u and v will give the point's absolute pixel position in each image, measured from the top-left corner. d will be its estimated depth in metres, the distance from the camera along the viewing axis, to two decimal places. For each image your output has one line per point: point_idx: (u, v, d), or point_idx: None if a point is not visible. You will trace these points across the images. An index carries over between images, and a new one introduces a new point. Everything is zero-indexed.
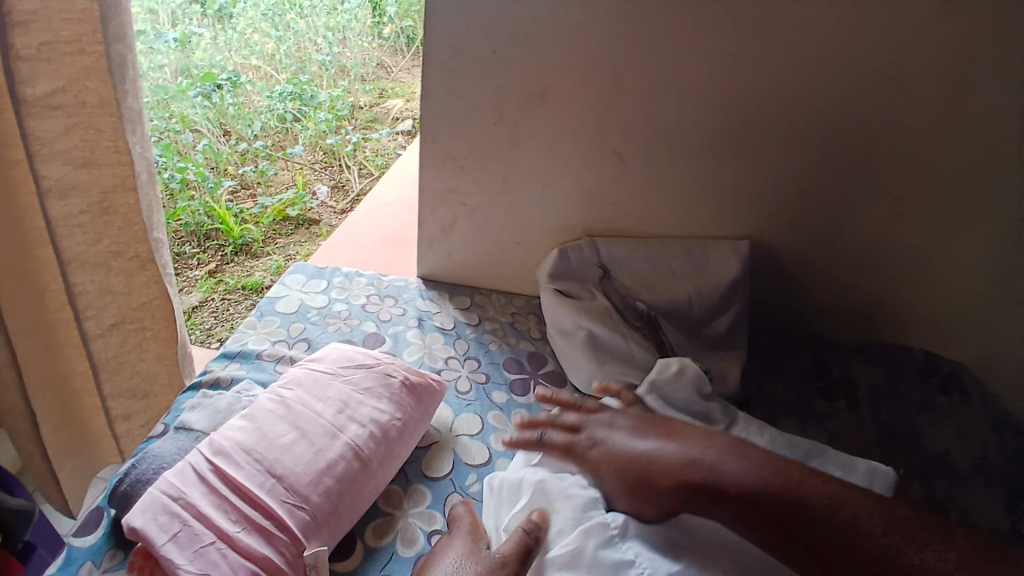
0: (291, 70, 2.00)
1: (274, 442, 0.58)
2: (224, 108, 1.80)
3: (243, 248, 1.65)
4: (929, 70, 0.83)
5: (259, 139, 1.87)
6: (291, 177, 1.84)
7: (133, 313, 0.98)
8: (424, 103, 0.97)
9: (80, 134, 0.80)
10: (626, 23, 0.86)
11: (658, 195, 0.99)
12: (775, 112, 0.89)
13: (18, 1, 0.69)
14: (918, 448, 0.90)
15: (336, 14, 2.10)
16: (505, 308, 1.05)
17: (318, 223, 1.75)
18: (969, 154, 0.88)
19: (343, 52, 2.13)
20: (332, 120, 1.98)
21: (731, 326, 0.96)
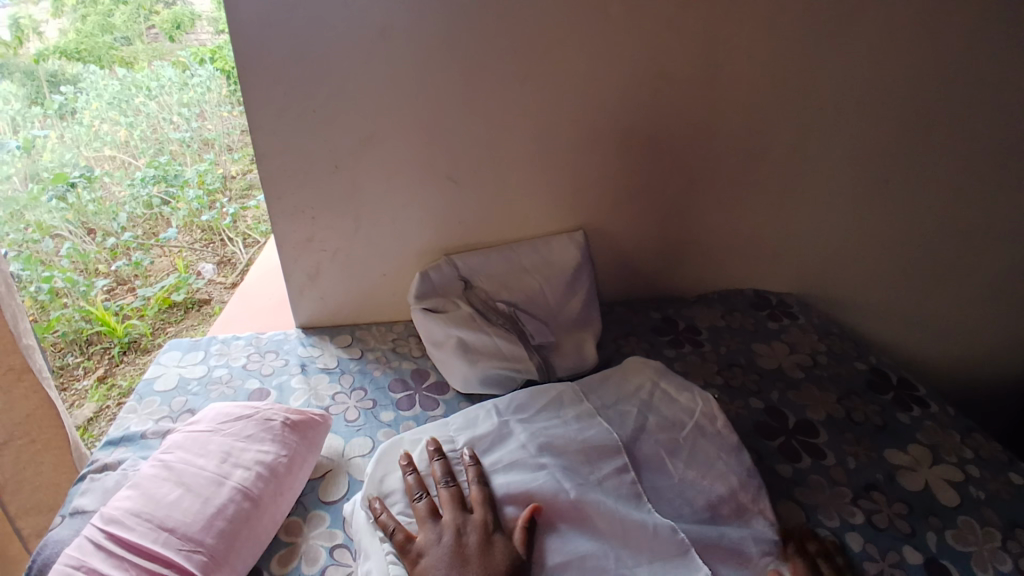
0: (149, 153, 2.02)
1: (162, 501, 0.66)
2: (83, 207, 1.74)
3: (131, 345, 1.63)
4: (680, 57, 1.00)
5: (128, 230, 1.86)
6: (170, 263, 1.87)
7: (17, 431, 0.99)
8: (262, 165, 1.04)
9: None
10: (425, 64, 0.97)
11: (496, 204, 1.11)
12: (569, 116, 1.03)
13: None
14: (755, 367, 1.05)
15: (187, 90, 2.11)
16: (385, 335, 1.13)
17: (209, 302, 1.80)
18: (733, 118, 1.06)
19: (204, 124, 2.15)
20: (203, 196, 2.04)
21: (583, 304, 1.08)
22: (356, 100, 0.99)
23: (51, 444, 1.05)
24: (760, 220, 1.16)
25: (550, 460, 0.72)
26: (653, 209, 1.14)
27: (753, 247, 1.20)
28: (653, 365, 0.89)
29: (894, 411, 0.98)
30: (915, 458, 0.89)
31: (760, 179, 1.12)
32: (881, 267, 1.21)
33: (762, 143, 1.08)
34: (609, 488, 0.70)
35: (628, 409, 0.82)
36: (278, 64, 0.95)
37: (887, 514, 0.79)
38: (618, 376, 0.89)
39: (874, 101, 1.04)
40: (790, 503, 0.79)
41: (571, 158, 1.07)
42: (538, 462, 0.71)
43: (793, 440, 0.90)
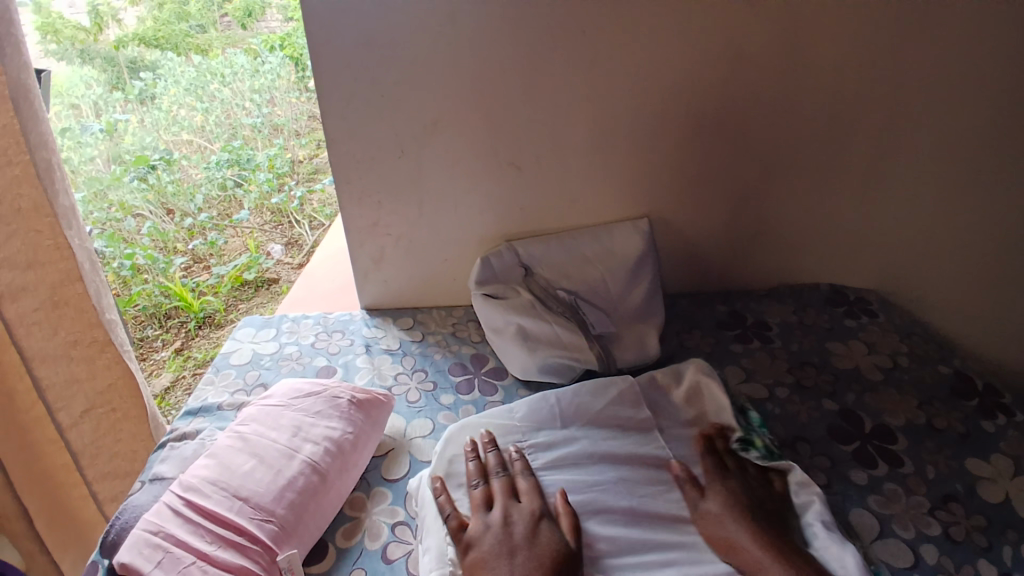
0: (223, 138, 2.08)
1: (237, 471, 0.69)
2: (162, 188, 1.84)
3: (206, 320, 1.71)
4: (756, 40, 0.95)
5: (203, 212, 1.94)
6: (242, 244, 1.92)
7: (101, 398, 1.06)
8: (330, 151, 1.06)
9: (21, 239, 0.87)
10: (491, 49, 0.96)
11: (558, 192, 1.10)
12: (635, 102, 1.01)
13: None
14: (828, 367, 1.00)
15: (258, 76, 2.18)
16: (445, 319, 1.15)
17: (278, 281, 1.84)
18: (811, 104, 1.00)
19: (274, 110, 2.19)
20: (273, 178, 2.06)
21: (646, 296, 1.06)
22: (422, 87, 1.00)
23: (130, 411, 1.11)
24: (835, 212, 1.11)
25: (610, 471, 0.74)
26: (721, 200, 1.10)
27: (826, 242, 1.14)
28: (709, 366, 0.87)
29: (978, 419, 0.91)
30: (998, 470, 0.83)
31: (837, 169, 1.06)
32: (969, 267, 1.13)
33: (841, 130, 1.02)
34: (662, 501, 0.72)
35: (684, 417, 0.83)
36: (347, 51, 0.97)
37: (966, 527, 0.75)
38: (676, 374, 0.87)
39: (970, 87, 0.97)
40: (860, 509, 0.76)
41: (636, 146, 1.05)
42: (600, 471, 0.74)
43: (867, 445, 0.86)
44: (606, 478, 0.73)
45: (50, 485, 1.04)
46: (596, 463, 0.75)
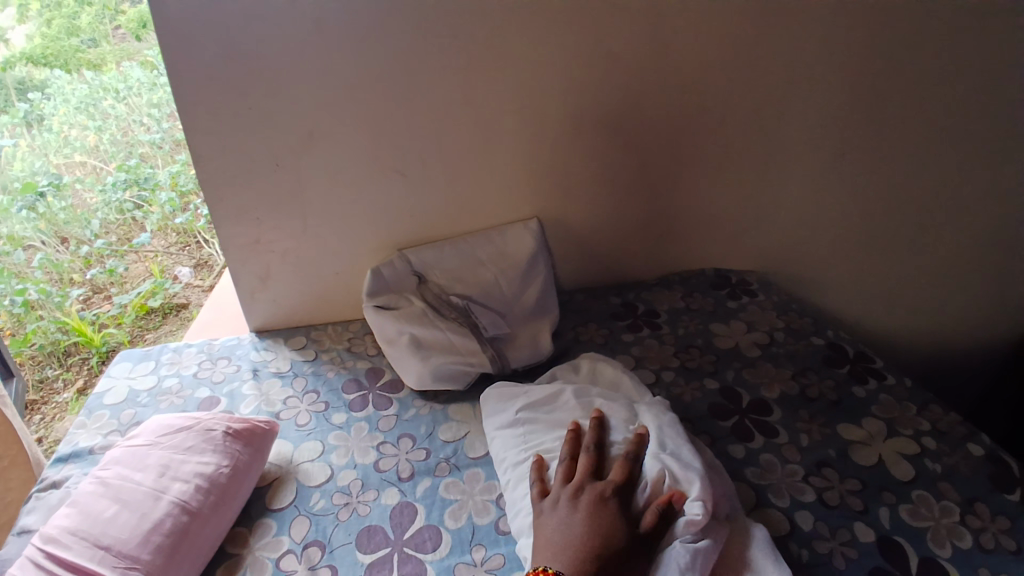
0: (119, 157, 1.93)
1: (97, 518, 0.65)
2: (54, 215, 1.68)
3: (109, 354, 1.61)
4: (624, 39, 0.98)
5: (101, 237, 1.80)
6: (145, 268, 1.83)
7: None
8: (201, 168, 1.01)
9: None
10: (362, 57, 0.94)
11: (447, 197, 1.09)
12: (514, 103, 1.01)
13: None
14: (712, 347, 1.05)
15: (158, 90, 2.04)
16: (341, 334, 1.12)
17: (187, 306, 1.77)
18: (681, 98, 1.04)
19: (174, 125, 2.07)
20: (176, 198, 1.96)
21: (539, 295, 1.07)
22: (294, 96, 0.97)
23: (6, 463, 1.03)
24: (716, 201, 1.16)
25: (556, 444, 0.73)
26: (608, 193, 1.13)
27: (712, 227, 1.19)
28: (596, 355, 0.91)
29: (850, 386, 0.97)
30: (869, 433, 0.89)
31: (713, 160, 1.11)
32: (840, 241, 1.21)
33: (713, 122, 1.07)
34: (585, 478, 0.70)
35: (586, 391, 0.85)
36: (209, 63, 0.92)
37: (839, 491, 0.79)
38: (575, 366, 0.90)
39: (822, 73, 1.03)
40: (740, 481, 0.80)
41: (521, 145, 1.06)
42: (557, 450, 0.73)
43: (746, 419, 0.90)
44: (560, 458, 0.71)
45: None
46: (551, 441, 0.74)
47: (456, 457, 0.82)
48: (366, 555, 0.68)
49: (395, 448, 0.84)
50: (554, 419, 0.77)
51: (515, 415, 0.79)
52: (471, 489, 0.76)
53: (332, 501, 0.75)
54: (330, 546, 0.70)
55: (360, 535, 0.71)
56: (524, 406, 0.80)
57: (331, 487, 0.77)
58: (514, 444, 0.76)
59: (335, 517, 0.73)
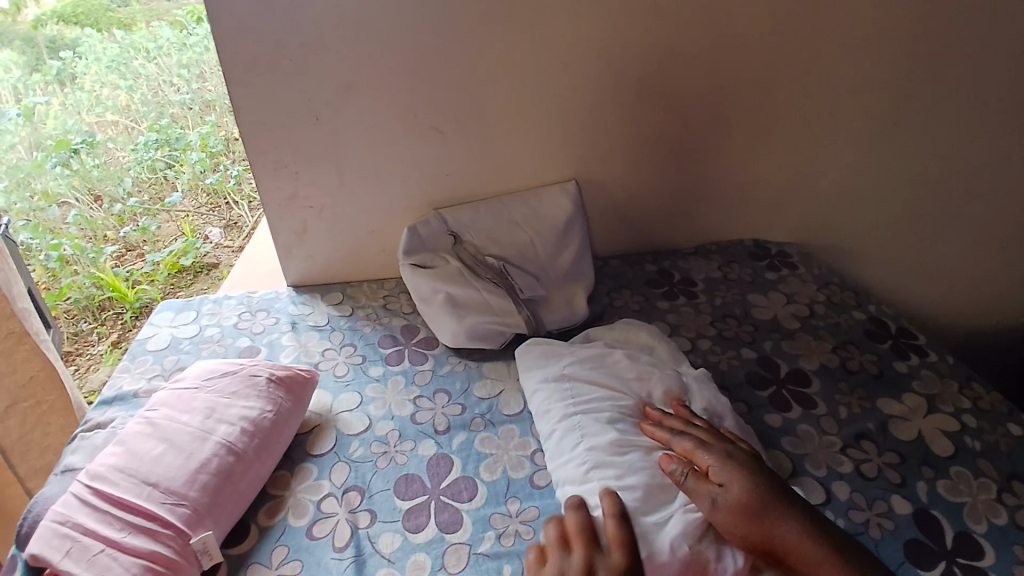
0: (151, 118, 1.94)
1: (146, 456, 0.67)
2: (88, 172, 1.72)
3: (142, 310, 1.65)
4: None
5: (134, 195, 1.83)
6: (178, 228, 1.86)
7: (26, 390, 1.01)
8: (238, 121, 1.01)
9: None
10: (400, 9, 0.93)
11: (484, 157, 1.08)
12: (555, 61, 0.99)
13: None
14: (749, 317, 1.03)
15: (187, 50, 2.00)
16: (376, 292, 1.13)
17: (217, 266, 1.79)
18: (728, 59, 1.01)
19: (205, 86, 2.02)
20: (206, 157, 1.95)
21: (575, 257, 1.06)
22: (332, 49, 0.96)
23: (58, 402, 1.07)
24: (758, 169, 1.13)
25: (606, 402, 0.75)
26: (648, 157, 1.11)
27: (754, 196, 1.16)
28: (637, 330, 0.89)
29: (892, 360, 0.96)
30: (910, 407, 0.87)
31: (757, 126, 1.08)
32: (885, 214, 1.17)
33: (759, 86, 1.04)
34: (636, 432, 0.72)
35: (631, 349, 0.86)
36: (246, 13, 0.92)
37: (877, 462, 0.79)
38: (615, 329, 0.90)
39: (876, 34, 0.99)
40: (777, 448, 0.79)
41: (560, 104, 1.04)
42: (610, 410, 0.74)
43: (784, 390, 0.89)
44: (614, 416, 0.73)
45: None
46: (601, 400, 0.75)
47: (491, 414, 0.82)
48: (404, 502, 0.70)
49: (431, 403, 0.85)
50: (602, 375, 0.79)
51: (562, 369, 0.80)
52: (506, 445, 0.78)
53: (371, 449, 0.77)
54: (369, 492, 0.72)
55: (398, 483, 0.73)
56: (571, 361, 0.81)
57: (369, 436, 0.79)
58: (562, 396, 0.77)
59: (374, 464, 0.75)
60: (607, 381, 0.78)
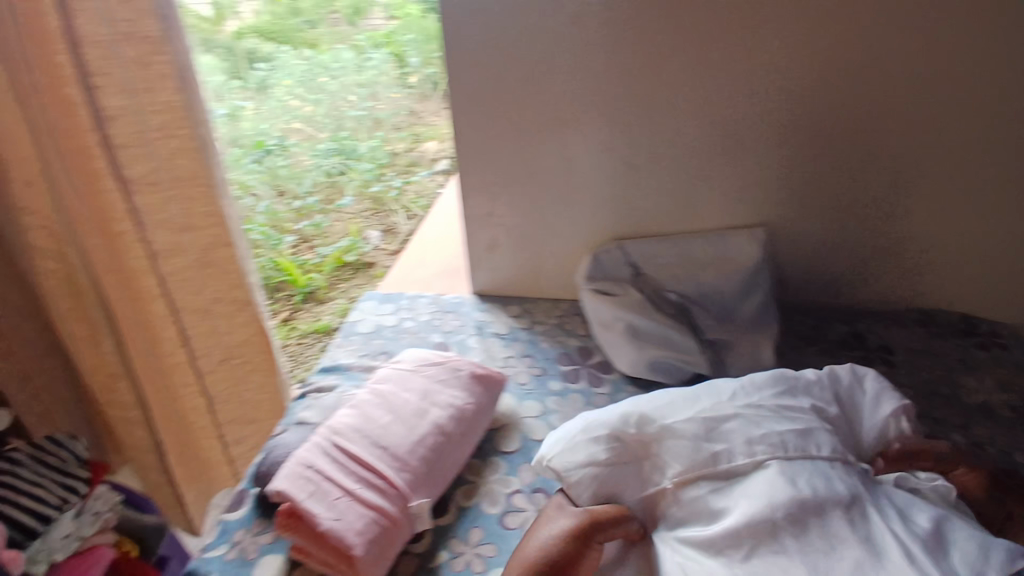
0: (329, 128, 2.45)
1: (376, 422, 0.76)
2: (279, 172, 2.25)
3: (310, 295, 1.95)
4: (887, 53, 0.94)
5: (312, 194, 2.27)
6: (344, 227, 2.13)
7: (237, 349, 1.22)
8: (456, 143, 1.14)
9: (180, 204, 1.05)
10: (614, 53, 1.00)
11: (674, 196, 1.10)
12: (758, 111, 1.01)
13: (109, 100, 0.93)
14: (959, 401, 0.96)
15: (363, 70, 2.54)
16: (551, 310, 1.18)
17: (374, 265, 1.99)
18: (945, 120, 0.97)
19: (376, 104, 2.54)
20: (375, 167, 2.33)
21: (760, 307, 1.05)
22: (543, 84, 1.05)
23: (263, 363, 1.26)
24: (970, 238, 1.05)
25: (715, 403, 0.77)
26: (841, 211, 1.07)
27: (961, 266, 1.07)
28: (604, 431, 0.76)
29: None
30: None
31: (972, 192, 1.01)
32: None
33: (979, 150, 0.98)
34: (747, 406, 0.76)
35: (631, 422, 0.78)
36: (476, 51, 1.05)
37: None
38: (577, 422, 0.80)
39: None
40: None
41: (757, 148, 1.04)
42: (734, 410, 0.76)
43: None
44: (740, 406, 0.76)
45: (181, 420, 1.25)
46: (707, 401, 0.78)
47: None
48: None
49: None
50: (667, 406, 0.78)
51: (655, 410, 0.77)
52: None
53: None
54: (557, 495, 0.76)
55: None
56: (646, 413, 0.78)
57: None
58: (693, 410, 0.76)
59: None
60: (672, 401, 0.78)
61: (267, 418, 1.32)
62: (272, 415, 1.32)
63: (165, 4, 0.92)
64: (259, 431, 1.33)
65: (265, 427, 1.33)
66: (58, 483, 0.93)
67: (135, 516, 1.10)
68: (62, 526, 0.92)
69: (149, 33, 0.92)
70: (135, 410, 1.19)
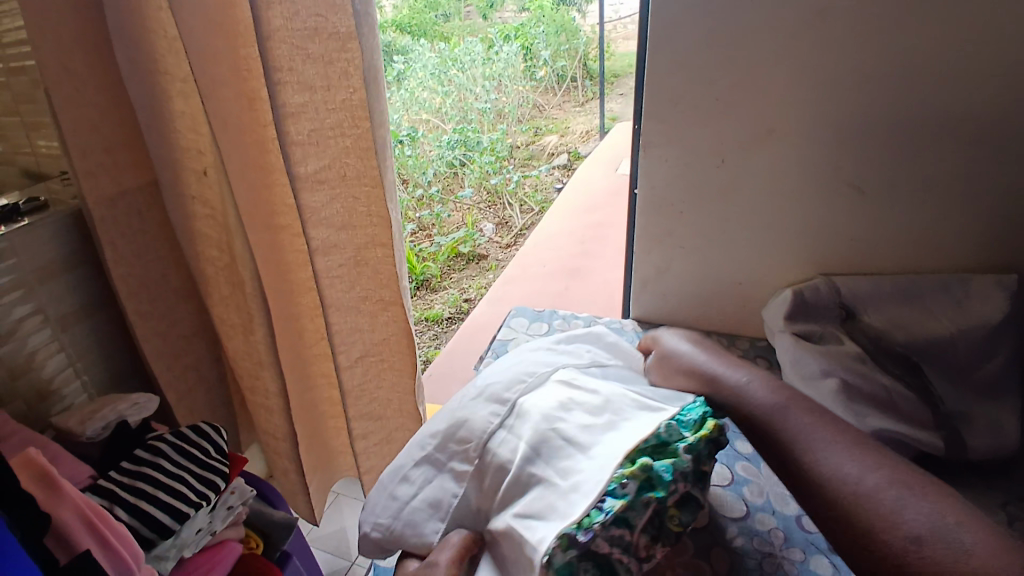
0: (455, 120, 2.54)
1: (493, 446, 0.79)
2: (404, 160, 2.36)
3: (423, 282, 2.11)
4: None
5: (433, 184, 2.42)
6: (460, 218, 2.36)
7: (374, 348, 1.18)
8: (642, 154, 1.05)
9: (341, 201, 1.00)
10: (851, 61, 0.90)
11: (889, 228, 0.99)
12: (1017, 127, 0.88)
13: (287, 97, 0.88)
14: None
15: (491, 64, 2.54)
16: (726, 349, 1.11)
17: (486, 257, 2.21)
18: None
19: (500, 96, 2.62)
20: (495, 161, 2.50)
21: (1007, 369, 0.88)
22: (761, 89, 0.94)
23: (396, 364, 1.21)
24: None
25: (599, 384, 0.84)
26: None
27: None
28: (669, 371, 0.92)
29: None
30: None
31: None
32: None
33: None
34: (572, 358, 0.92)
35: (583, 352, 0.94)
36: (683, 53, 0.96)
37: None
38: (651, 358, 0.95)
39: None
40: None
41: (999, 174, 0.92)
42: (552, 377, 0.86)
43: None
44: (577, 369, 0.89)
45: (315, 411, 1.24)
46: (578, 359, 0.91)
47: None
48: None
49: None
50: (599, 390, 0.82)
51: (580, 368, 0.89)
52: None
53: (752, 543, 0.77)
54: None
55: None
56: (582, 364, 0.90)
57: (750, 526, 0.79)
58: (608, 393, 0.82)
59: (759, 563, 0.75)
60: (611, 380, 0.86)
61: (393, 416, 1.28)
62: (398, 414, 1.28)
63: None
64: (383, 428, 1.28)
65: (390, 425, 1.29)
66: (196, 478, 0.90)
67: (266, 510, 1.09)
68: (197, 519, 0.90)
69: (336, 30, 0.87)
70: (277, 399, 1.14)
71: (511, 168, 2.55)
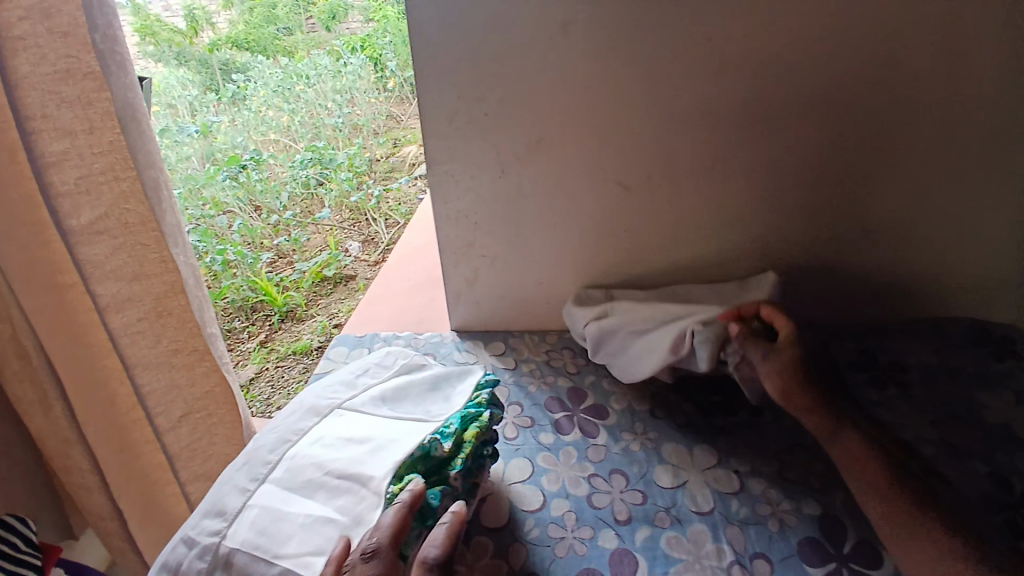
0: (307, 137, 2.43)
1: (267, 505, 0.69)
2: (251, 186, 2.15)
3: (287, 313, 1.90)
4: (866, 48, 0.95)
5: (289, 209, 2.21)
6: (323, 240, 2.15)
7: (198, 403, 1.04)
8: (431, 171, 1.09)
9: (127, 251, 0.87)
10: (597, 68, 0.99)
11: (662, 217, 1.11)
12: (744, 114, 1.01)
13: (47, 145, 0.77)
14: (977, 422, 0.98)
15: (340, 78, 2.64)
16: (539, 346, 1.19)
17: (354, 278, 2.03)
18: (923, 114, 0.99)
19: (353, 112, 2.60)
20: (353, 177, 2.36)
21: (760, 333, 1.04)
22: (522, 100, 1.02)
23: (228, 414, 1.08)
24: (949, 232, 1.09)
25: (365, 394, 0.85)
26: (822, 205, 1.09)
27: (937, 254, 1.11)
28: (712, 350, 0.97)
29: None
30: None
31: (947, 186, 1.05)
32: None
33: (951, 142, 1.01)
34: (342, 379, 0.87)
35: (365, 365, 0.91)
36: (450, 70, 1.01)
37: None
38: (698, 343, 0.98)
39: None
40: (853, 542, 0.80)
41: (738, 159, 1.05)
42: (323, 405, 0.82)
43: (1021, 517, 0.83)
44: (344, 386, 0.86)
45: None
46: (340, 384, 0.86)
47: (679, 510, 0.85)
48: None
49: (606, 484, 0.90)
50: (372, 407, 0.83)
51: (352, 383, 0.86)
52: (698, 552, 0.80)
53: (548, 532, 0.83)
54: None
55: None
56: (343, 381, 0.87)
57: (545, 516, 0.85)
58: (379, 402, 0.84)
59: (553, 550, 0.81)
60: (378, 387, 0.86)
61: None
62: None
63: (98, 37, 0.79)
64: None
65: None
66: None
67: None
68: None
69: (91, 69, 0.77)
70: (93, 476, 0.99)
71: (372, 183, 2.39)
